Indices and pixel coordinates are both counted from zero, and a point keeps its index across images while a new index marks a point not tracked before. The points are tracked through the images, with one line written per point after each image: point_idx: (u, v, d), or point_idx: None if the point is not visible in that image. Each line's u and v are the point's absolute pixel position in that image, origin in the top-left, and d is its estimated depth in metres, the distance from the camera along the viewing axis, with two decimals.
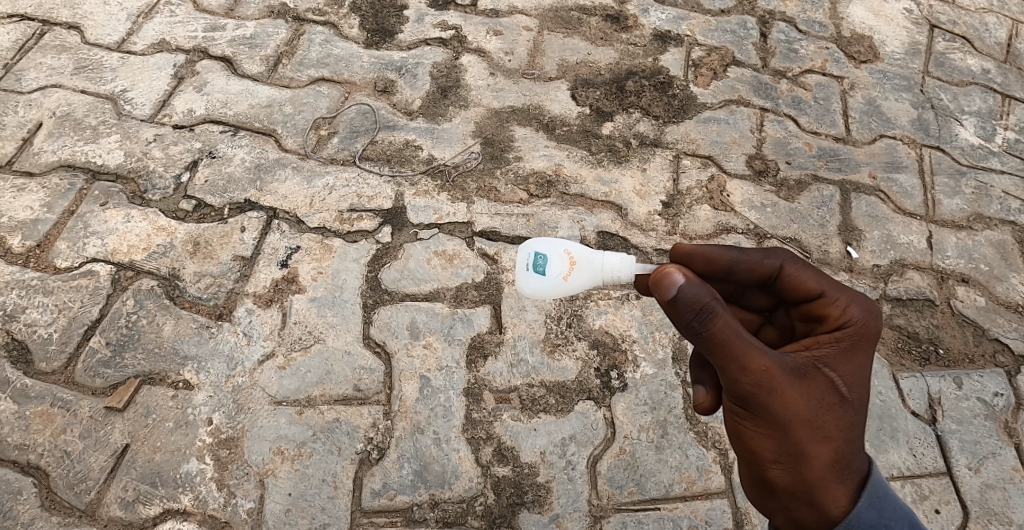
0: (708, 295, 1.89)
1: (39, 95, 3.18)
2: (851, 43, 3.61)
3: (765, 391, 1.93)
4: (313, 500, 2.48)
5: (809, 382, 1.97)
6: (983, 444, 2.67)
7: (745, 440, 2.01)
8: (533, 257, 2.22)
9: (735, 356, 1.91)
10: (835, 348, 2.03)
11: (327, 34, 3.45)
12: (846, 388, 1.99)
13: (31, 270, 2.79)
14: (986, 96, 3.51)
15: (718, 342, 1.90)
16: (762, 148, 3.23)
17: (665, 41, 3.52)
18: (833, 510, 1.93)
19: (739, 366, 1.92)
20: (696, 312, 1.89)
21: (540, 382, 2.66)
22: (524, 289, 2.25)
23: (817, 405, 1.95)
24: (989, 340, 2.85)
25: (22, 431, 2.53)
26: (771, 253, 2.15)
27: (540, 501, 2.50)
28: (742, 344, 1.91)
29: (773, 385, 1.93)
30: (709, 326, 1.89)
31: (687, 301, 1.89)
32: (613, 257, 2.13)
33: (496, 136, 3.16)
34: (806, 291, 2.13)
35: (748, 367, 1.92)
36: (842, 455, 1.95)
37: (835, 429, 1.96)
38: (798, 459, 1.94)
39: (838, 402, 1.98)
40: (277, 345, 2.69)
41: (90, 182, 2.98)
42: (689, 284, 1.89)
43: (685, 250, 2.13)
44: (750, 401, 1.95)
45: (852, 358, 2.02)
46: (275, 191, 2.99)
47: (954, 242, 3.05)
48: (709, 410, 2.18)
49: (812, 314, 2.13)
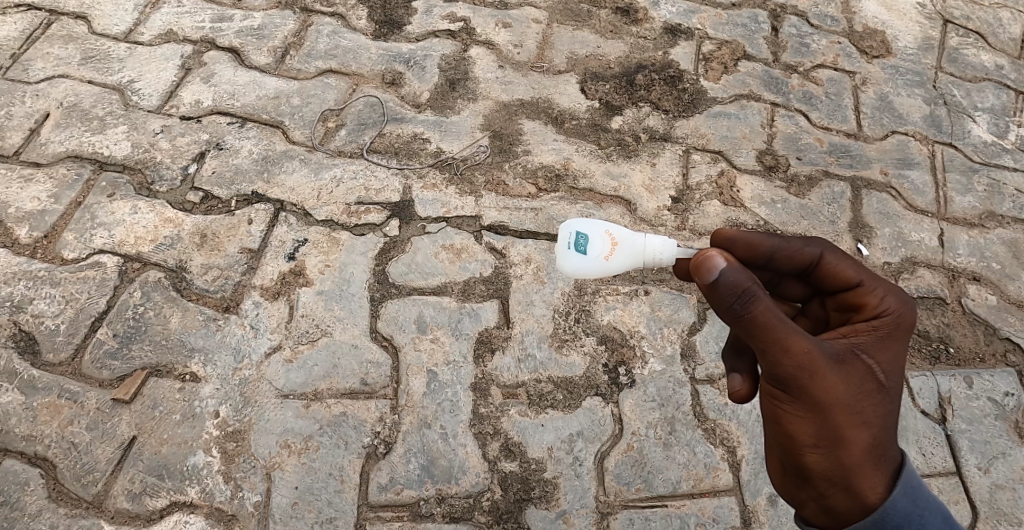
0: (749, 279, 1.88)
1: (45, 85, 3.17)
2: (864, 38, 3.58)
3: (807, 374, 1.90)
4: (320, 494, 2.48)
5: (848, 367, 1.95)
6: (994, 444, 2.65)
7: (782, 425, 1.98)
8: (574, 236, 2.19)
9: (777, 340, 1.89)
10: (875, 336, 2.02)
11: (334, 26, 3.43)
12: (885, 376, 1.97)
13: (38, 261, 2.78)
14: (999, 92, 3.47)
15: (760, 325, 1.89)
16: (772, 143, 3.20)
17: (675, 34, 3.49)
18: (870, 496, 1.91)
19: (781, 348, 1.89)
20: (737, 295, 1.87)
21: (548, 377, 2.65)
22: (564, 268, 2.21)
23: (857, 391, 1.94)
24: (1001, 340, 2.83)
25: (30, 422, 2.53)
26: (811, 242, 2.15)
27: (547, 497, 2.49)
28: (785, 327, 1.89)
29: (816, 369, 1.90)
30: (750, 310, 1.88)
31: (727, 284, 1.88)
32: (655, 239, 2.12)
33: (504, 129, 3.15)
34: (844, 280, 2.12)
35: (790, 350, 1.90)
36: (880, 441, 1.94)
37: (873, 415, 1.94)
38: (836, 444, 1.92)
39: (876, 389, 1.96)
40: (284, 338, 2.68)
41: (97, 173, 2.97)
42: (730, 268, 1.88)
43: (729, 234, 2.17)
44: (791, 386, 1.92)
45: (889, 347, 2.01)
46: (283, 184, 2.98)
47: (966, 240, 3.03)
48: (745, 398, 2.15)
49: (849, 304, 2.12)
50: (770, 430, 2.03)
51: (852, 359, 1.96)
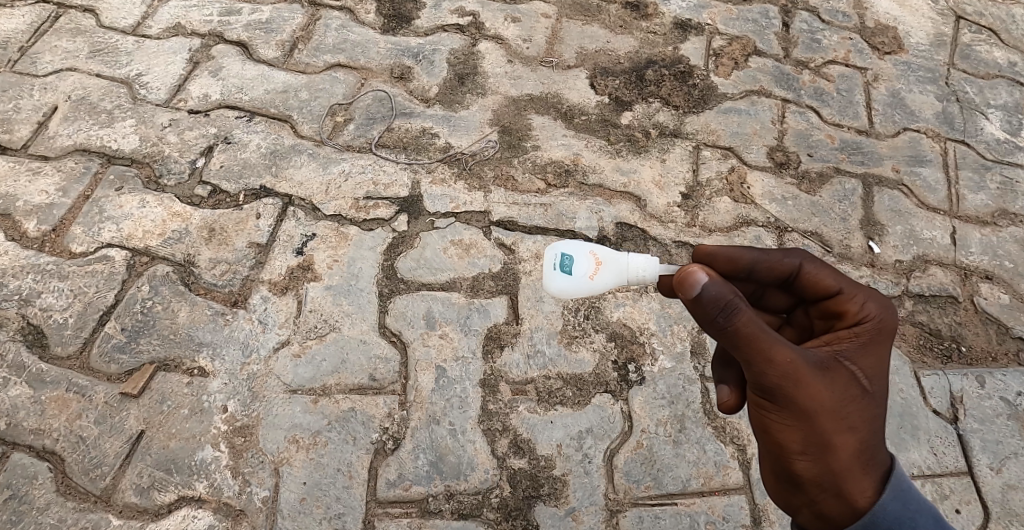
0: (732, 292, 1.87)
1: (54, 78, 3.16)
2: (876, 34, 3.56)
3: (792, 383, 1.89)
4: (329, 489, 2.47)
5: (833, 374, 1.94)
6: (1006, 444, 2.64)
7: (770, 433, 1.96)
8: (559, 257, 2.19)
9: (761, 350, 1.88)
10: (857, 342, 2.01)
11: (343, 20, 3.42)
12: (870, 382, 1.96)
13: (46, 254, 2.78)
14: (1012, 89, 3.45)
15: (745, 336, 1.88)
16: (783, 139, 3.18)
17: (686, 29, 3.47)
18: (861, 501, 1.90)
19: (764, 359, 1.89)
20: (721, 308, 1.87)
21: (558, 374, 2.63)
22: (550, 288, 2.22)
23: (842, 397, 1.92)
24: (1013, 339, 2.81)
25: (38, 416, 2.53)
26: (790, 252, 2.14)
27: (556, 494, 2.48)
28: (768, 337, 1.88)
29: (800, 378, 1.89)
30: (734, 322, 1.87)
31: (710, 298, 1.87)
32: (639, 257, 2.11)
33: (513, 124, 3.13)
34: (825, 289, 2.11)
35: (773, 359, 1.89)
36: (868, 446, 1.93)
37: (859, 419, 1.93)
38: (824, 449, 1.91)
39: (861, 394, 1.95)
40: (292, 333, 2.67)
41: (105, 166, 2.96)
42: (712, 281, 1.87)
43: (708, 249, 2.16)
44: (777, 396, 1.92)
45: (871, 352, 2.00)
46: (291, 178, 2.97)
47: (978, 238, 3.01)
48: (734, 409, 2.14)
49: (831, 311, 2.10)
50: (760, 440, 2.01)
51: (837, 367, 1.95)
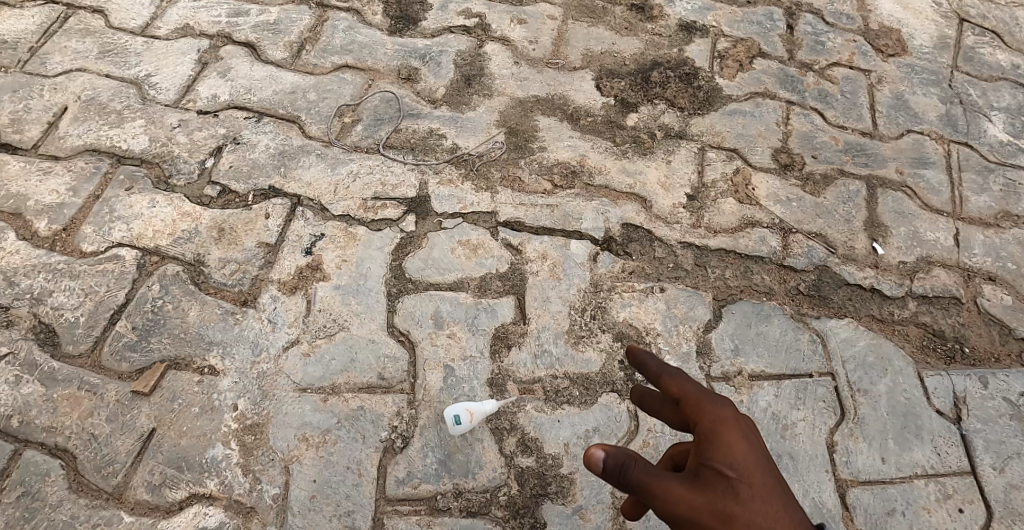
0: (625, 454, 1.87)
1: (64, 79, 3.19)
2: (879, 36, 3.58)
3: (676, 510, 1.81)
4: (338, 487, 2.50)
5: (705, 481, 1.83)
6: (1009, 444, 2.66)
7: None
8: None
9: (652, 495, 1.83)
10: (706, 441, 1.88)
11: (350, 21, 3.44)
12: (739, 473, 1.83)
13: (57, 253, 2.80)
14: (1015, 91, 3.47)
15: (637, 487, 1.85)
16: (788, 141, 3.21)
17: (691, 31, 3.50)
18: None
19: (656, 498, 1.83)
20: (618, 471, 1.86)
21: (565, 374, 2.66)
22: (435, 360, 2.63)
23: (716, 500, 1.80)
24: (1016, 340, 2.84)
25: (50, 414, 2.56)
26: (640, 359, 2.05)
27: (564, 492, 2.51)
28: (655, 478, 1.84)
29: (678, 497, 1.82)
30: (630, 480, 1.85)
31: (609, 464, 1.87)
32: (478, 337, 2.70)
33: (520, 125, 3.16)
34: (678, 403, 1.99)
35: (662, 498, 1.83)
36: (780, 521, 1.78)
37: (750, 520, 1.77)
38: None
39: (734, 486, 1.81)
40: (301, 332, 2.70)
41: (115, 166, 2.99)
42: (607, 453, 1.88)
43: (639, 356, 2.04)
44: (678, 527, 1.82)
45: (736, 445, 1.86)
46: (300, 179, 2.99)
47: (981, 240, 3.03)
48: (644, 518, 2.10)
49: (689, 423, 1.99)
50: None
51: (705, 475, 1.84)
